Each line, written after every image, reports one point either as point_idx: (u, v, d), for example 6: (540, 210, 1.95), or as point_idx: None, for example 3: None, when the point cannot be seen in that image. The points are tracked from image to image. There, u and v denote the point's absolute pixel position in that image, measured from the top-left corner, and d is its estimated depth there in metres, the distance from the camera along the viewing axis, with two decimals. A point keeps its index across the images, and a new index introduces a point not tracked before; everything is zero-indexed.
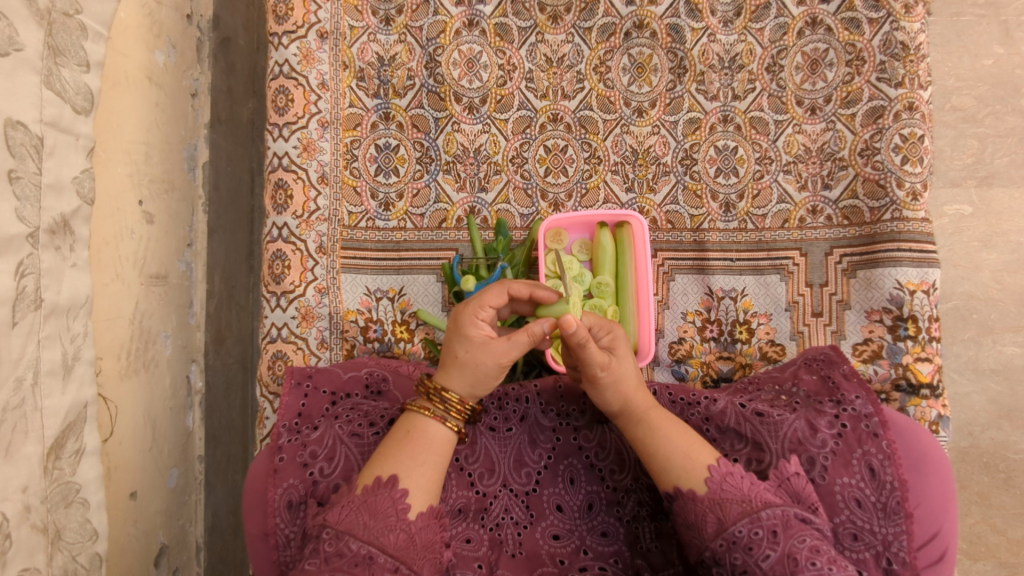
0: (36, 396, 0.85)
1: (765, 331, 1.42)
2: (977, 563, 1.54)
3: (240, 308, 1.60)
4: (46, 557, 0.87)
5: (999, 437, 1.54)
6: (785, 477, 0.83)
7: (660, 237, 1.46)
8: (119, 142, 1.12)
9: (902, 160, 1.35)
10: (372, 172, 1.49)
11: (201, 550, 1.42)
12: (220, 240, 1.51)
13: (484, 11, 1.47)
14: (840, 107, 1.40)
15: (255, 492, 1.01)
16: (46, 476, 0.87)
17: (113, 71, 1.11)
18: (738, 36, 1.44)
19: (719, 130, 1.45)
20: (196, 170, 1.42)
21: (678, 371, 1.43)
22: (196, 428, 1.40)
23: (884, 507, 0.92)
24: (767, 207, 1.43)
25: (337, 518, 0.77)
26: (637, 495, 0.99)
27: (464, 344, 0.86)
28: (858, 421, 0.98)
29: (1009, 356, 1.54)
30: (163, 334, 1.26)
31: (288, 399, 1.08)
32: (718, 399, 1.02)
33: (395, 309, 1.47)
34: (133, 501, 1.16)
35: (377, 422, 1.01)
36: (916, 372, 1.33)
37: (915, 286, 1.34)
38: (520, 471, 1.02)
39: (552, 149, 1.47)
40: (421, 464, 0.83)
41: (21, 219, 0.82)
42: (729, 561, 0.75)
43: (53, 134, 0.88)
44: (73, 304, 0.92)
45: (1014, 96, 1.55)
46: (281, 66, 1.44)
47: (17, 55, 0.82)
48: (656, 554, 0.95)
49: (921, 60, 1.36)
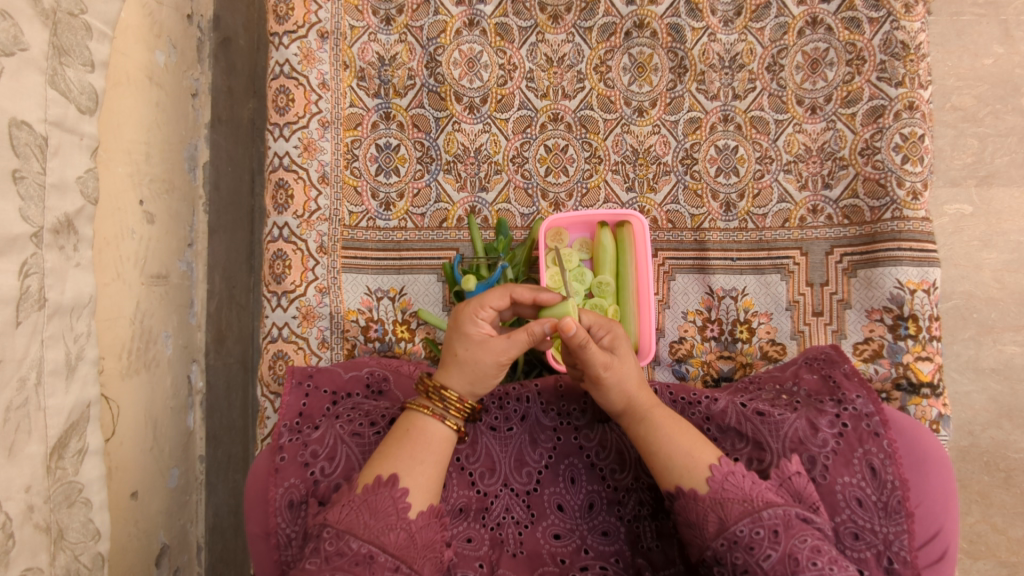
0: (39, 396, 0.85)
1: (765, 331, 1.42)
2: (977, 562, 1.54)
3: (240, 309, 1.60)
4: (48, 557, 0.87)
5: (1000, 436, 1.54)
6: (786, 476, 0.83)
7: (660, 237, 1.46)
8: (120, 142, 1.12)
9: (903, 159, 1.35)
10: (372, 172, 1.49)
11: (201, 549, 1.42)
12: (221, 240, 1.51)
13: (484, 11, 1.47)
14: (840, 106, 1.40)
15: (255, 491, 1.01)
16: (48, 476, 0.87)
17: (115, 71, 1.11)
18: (738, 36, 1.44)
19: (719, 130, 1.45)
20: (196, 170, 1.42)
21: (679, 371, 1.43)
22: (196, 427, 1.40)
23: (885, 507, 0.92)
24: (768, 207, 1.43)
25: (338, 518, 0.77)
26: (638, 495, 1.00)
27: (464, 343, 0.86)
28: (858, 421, 0.98)
29: (1008, 355, 1.54)
30: (164, 334, 1.26)
31: (288, 398, 1.08)
32: (718, 399, 1.02)
33: (395, 309, 1.47)
34: (134, 501, 1.16)
35: (377, 422, 1.01)
36: (917, 371, 1.33)
37: (915, 286, 1.34)
38: (521, 470, 1.02)
39: (552, 149, 1.47)
40: (420, 463, 0.83)
41: (25, 219, 0.82)
42: (731, 560, 0.75)
43: (57, 134, 0.88)
44: (76, 303, 0.92)
45: (1014, 96, 1.55)
46: (281, 66, 1.44)
47: (22, 55, 0.82)
48: (657, 554, 0.95)
49: (920, 59, 1.36)
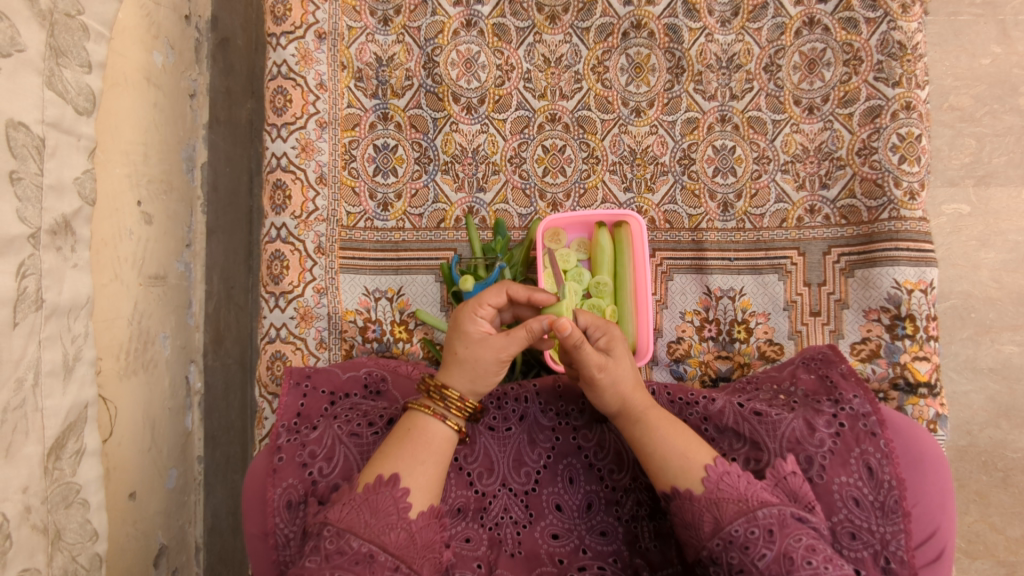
0: (37, 397, 0.85)
1: (762, 331, 1.42)
2: (976, 562, 1.54)
3: (238, 309, 1.60)
4: (46, 558, 0.87)
5: (997, 436, 1.54)
6: (781, 476, 0.83)
7: (657, 237, 1.46)
8: (117, 142, 1.12)
9: (900, 159, 1.36)
10: (370, 173, 1.49)
11: (200, 550, 1.42)
12: (219, 240, 1.52)
13: (481, 11, 1.47)
14: (838, 107, 1.40)
15: (253, 492, 1.01)
16: (46, 477, 0.87)
17: (113, 71, 1.11)
18: (735, 36, 1.44)
19: (716, 130, 1.45)
20: (194, 171, 1.42)
21: (677, 370, 1.43)
22: (195, 428, 1.40)
23: (882, 507, 0.92)
24: (765, 207, 1.43)
25: (338, 517, 0.77)
26: (636, 495, 1.00)
27: (463, 341, 0.87)
28: (855, 421, 0.98)
29: (1006, 355, 1.54)
30: (162, 334, 1.27)
31: (287, 399, 1.09)
32: (716, 399, 1.02)
33: (394, 309, 1.47)
34: (133, 502, 1.16)
35: (375, 422, 1.02)
36: (914, 371, 1.33)
37: (912, 286, 1.34)
38: (519, 470, 1.02)
39: (549, 149, 1.47)
40: (422, 463, 0.83)
41: (22, 220, 0.82)
42: (726, 560, 0.75)
43: (54, 135, 0.88)
44: (74, 304, 0.92)
45: (1012, 96, 1.56)
46: (278, 67, 1.45)
47: (19, 57, 0.82)
48: (655, 554, 0.96)
49: (917, 60, 1.36)
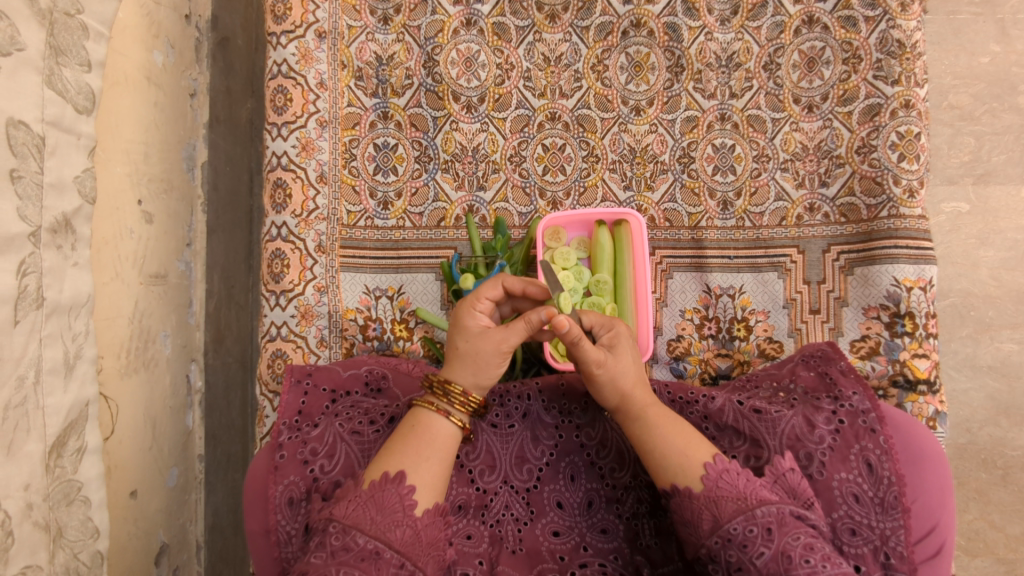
0: (38, 395, 0.85)
1: (762, 329, 1.43)
2: (976, 560, 1.54)
3: (238, 308, 1.61)
4: (47, 556, 0.87)
5: (997, 434, 1.55)
6: (780, 473, 0.83)
7: (657, 235, 1.46)
8: (117, 141, 1.12)
9: (899, 157, 1.36)
10: (370, 172, 1.50)
11: (201, 549, 1.42)
12: (220, 239, 1.52)
13: (481, 10, 1.47)
14: (837, 105, 1.41)
15: (255, 489, 1.01)
16: (47, 475, 0.87)
17: (113, 70, 1.12)
18: (735, 35, 1.44)
19: (716, 129, 1.45)
20: (195, 171, 1.42)
21: (677, 369, 1.43)
22: (195, 427, 1.41)
23: (882, 502, 0.92)
24: (765, 205, 1.44)
25: (344, 513, 0.77)
26: (637, 493, 1.00)
27: (463, 335, 0.88)
28: (855, 417, 0.98)
29: (1006, 353, 1.55)
30: (163, 333, 1.27)
31: (287, 397, 1.08)
32: (716, 397, 1.03)
33: (394, 307, 1.47)
34: (134, 500, 1.17)
35: (377, 420, 1.02)
36: (914, 369, 1.33)
37: (911, 283, 1.34)
38: (521, 467, 1.02)
39: (549, 148, 1.48)
40: (427, 460, 0.84)
41: (22, 219, 0.83)
42: (725, 558, 0.76)
43: (54, 134, 0.89)
44: (74, 303, 0.93)
45: (1011, 94, 1.56)
46: (279, 65, 1.45)
47: (19, 55, 0.82)
48: (655, 551, 0.96)
49: (916, 58, 1.36)
